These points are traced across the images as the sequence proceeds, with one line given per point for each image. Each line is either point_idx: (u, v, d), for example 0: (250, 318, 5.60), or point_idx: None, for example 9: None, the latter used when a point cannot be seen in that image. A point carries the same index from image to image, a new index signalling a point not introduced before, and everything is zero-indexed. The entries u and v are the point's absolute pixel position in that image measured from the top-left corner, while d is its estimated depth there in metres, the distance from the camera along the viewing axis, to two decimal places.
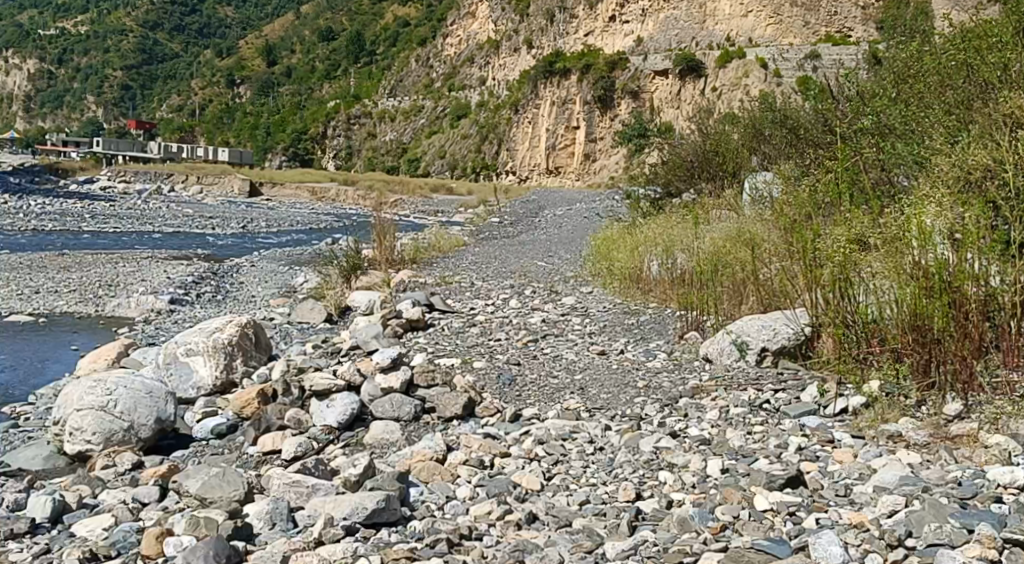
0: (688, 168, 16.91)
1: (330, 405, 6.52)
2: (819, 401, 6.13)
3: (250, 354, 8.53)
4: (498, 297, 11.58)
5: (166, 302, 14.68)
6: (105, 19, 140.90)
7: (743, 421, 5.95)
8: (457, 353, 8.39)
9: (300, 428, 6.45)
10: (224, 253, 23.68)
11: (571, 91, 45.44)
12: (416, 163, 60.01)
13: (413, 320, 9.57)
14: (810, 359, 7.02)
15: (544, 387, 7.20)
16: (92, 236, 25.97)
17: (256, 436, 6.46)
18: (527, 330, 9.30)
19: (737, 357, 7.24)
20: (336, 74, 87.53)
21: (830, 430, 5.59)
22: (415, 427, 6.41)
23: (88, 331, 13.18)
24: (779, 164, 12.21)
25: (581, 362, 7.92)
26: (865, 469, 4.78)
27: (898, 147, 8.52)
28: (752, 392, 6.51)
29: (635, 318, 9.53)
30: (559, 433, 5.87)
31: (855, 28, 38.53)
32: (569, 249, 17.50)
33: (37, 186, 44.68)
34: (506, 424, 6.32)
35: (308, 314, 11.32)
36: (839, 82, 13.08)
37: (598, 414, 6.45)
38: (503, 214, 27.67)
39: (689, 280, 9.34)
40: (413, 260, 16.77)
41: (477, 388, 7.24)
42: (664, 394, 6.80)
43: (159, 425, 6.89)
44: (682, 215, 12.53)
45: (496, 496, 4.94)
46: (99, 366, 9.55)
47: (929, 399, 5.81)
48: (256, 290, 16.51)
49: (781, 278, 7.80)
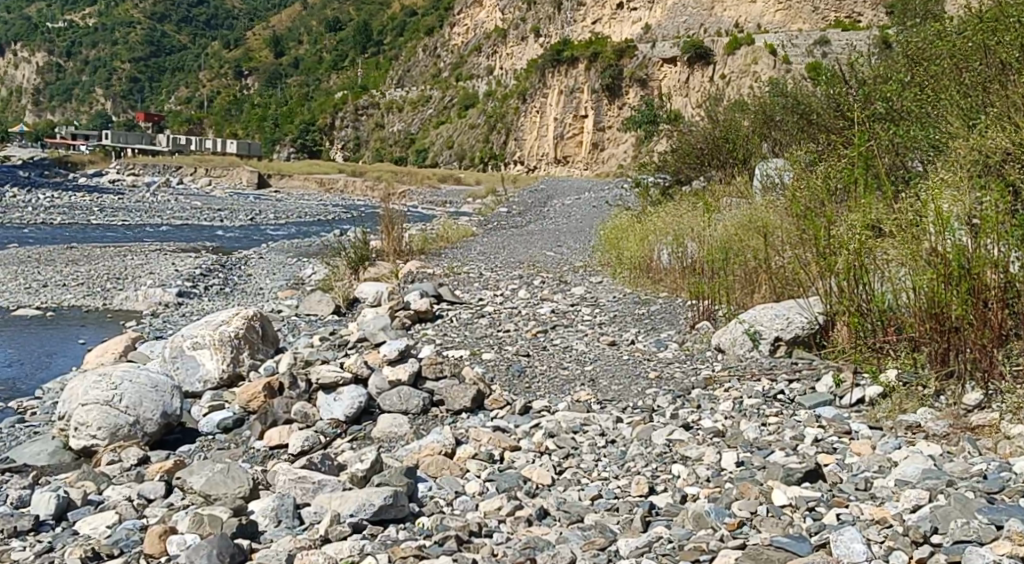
0: (697, 155, 16.74)
1: (337, 398, 6.44)
2: (835, 392, 6.00)
3: (257, 346, 8.45)
4: (507, 287, 11.47)
5: (174, 294, 14.62)
6: (113, 12, 140.98)
7: (757, 412, 5.84)
8: (466, 345, 8.29)
9: (307, 423, 6.37)
10: (233, 245, 23.63)
11: (578, 79, 45.22)
12: (424, 154, 59.89)
13: (421, 311, 9.49)
14: (824, 349, 6.90)
15: (554, 379, 7.09)
16: (100, 230, 25.91)
17: (262, 430, 6.39)
18: (536, 321, 9.20)
19: (750, 347, 7.11)
20: (343, 64, 87.37)
21: (847, 421, 5.47)
22: (423, 420, 6.33)
23: (96, 323, 13.14)
24: (791, 151, 12.07)
25: (591, 353, 7.81)
26: (885, 462, 4.67)
27: (912, 130, 8.38)
28: (765, 383, 6.39)
29: (645, 308, 9.42)
30: (569, 426, 5.77)
31: (864, 14, 37.54)
32: (578, 239, 17.40)
33: (46, 179, 44.67)
34: (516, 417, 6.21)
35: (316, 306, 11.23)
36: (850, 67, 12.93)
37: (609, 405, 6.35)
38: (512, 204, 27.56)
39: (700, 269, 9.22)
40: (421, 251, 16.66)
41: (486, 380, 7.14)
42: (676, 385, 6.69)
43: (165, 419, 6.83)
44: (691, 203, 12.41)
45: (507, 491, 4.85)
46: (106, 360, 9.49)
47: (947, 389, 5.68)
48: (264, 282, 16.43)
49: (794, 266, 7.68)
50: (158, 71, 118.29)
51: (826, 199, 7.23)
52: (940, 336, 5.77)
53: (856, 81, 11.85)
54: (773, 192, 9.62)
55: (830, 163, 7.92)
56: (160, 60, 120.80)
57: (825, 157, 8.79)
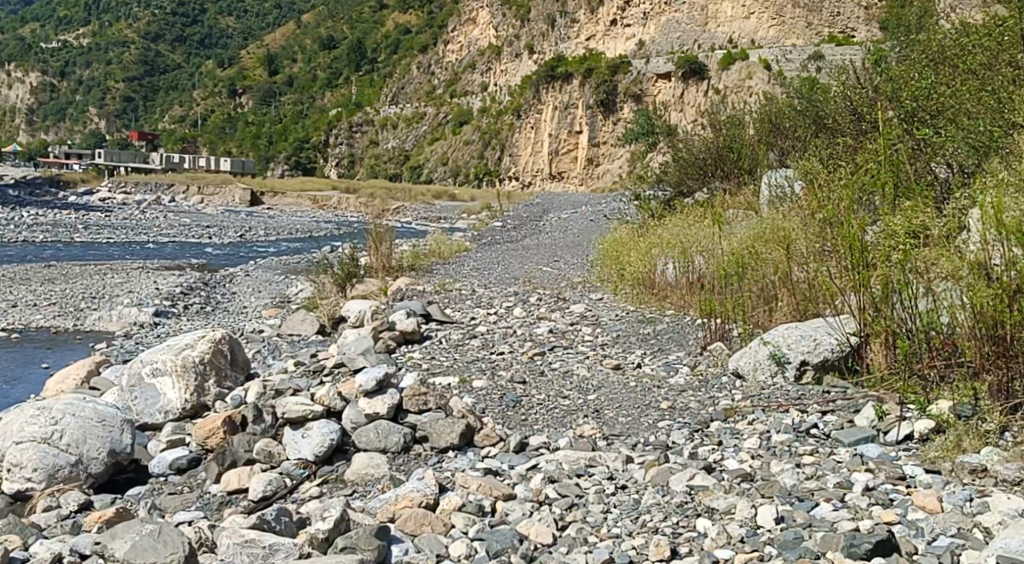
0: (700, 166, 15.73)
1: (305, 435, 5.66)
2: (878, 426, 5.22)
3: (224, 372, 7.63)
4: (500, 305, 10.67)
5: (151, 314, 13.83)
6: (107, 31, 139.83)
7: (790, 452, 5.03)
8: (455, 371, 7.47)
9: (271, 463, 5.58)
10: (220, 262, 22.90)
11: (573, 95, 44.57)
12: (418, 171, 59.23)
13: (407, 332, 8.73)
14: (858, 375, 6.14)
15: (553, 410, 6.28)
16: (81, 248, 25.11)
17: (219, 472, 5.61)
18: (533, 342, 8.42)
19: (771, 373, 6.39)
20: (337, 82, 86.52)
21: (898, 463, 4.68)
22: (404, 460, 5.53)
23: (64, 346, 12.34)
24: (801, 158, 11.32)
25: (595, 379, 7.00)
26: (966, 525, 3.93)
27: (945, 129, 7.63)
28: (795, 414, 5.61)
29: (651, 327, 8.64)
30: (572, 469, 4.97)
31: (859, 29, 37.82)
32: (575, 254, 16.62)
33: (34, 199, 44.02)
34: (511, 457, 5.42)
35: (298, 326, 10.46)
36: (866, 70, 12.20)
37: (617, 442, 5.57)
38: (506, 218, 26.86)
39: (710, 285, 8.46)
40: (411, 267, 15.89)
41: (478, 411, 6.33)
42: (692, 416, 5.90)
43: (112, 458, 6.03)
44: (697, 214, 11.65)
45: (499, 555, 4.11)
46: (66, 387, 8.73)
47: (1014, 425, 4.91)
48: (248, 300, 15.67)
49: (819, 278, 6.89)
50: (152, 90, 117.59)
51: (852, 205, 6.48)
52: (1003, 364, 4.99)
53: (872, 83, 11.09)
54: (784, 199, 8.85)
55: (855, 165, 7.16)
56: (154, 78, 119.92)
57: (846, 160, 8.02)
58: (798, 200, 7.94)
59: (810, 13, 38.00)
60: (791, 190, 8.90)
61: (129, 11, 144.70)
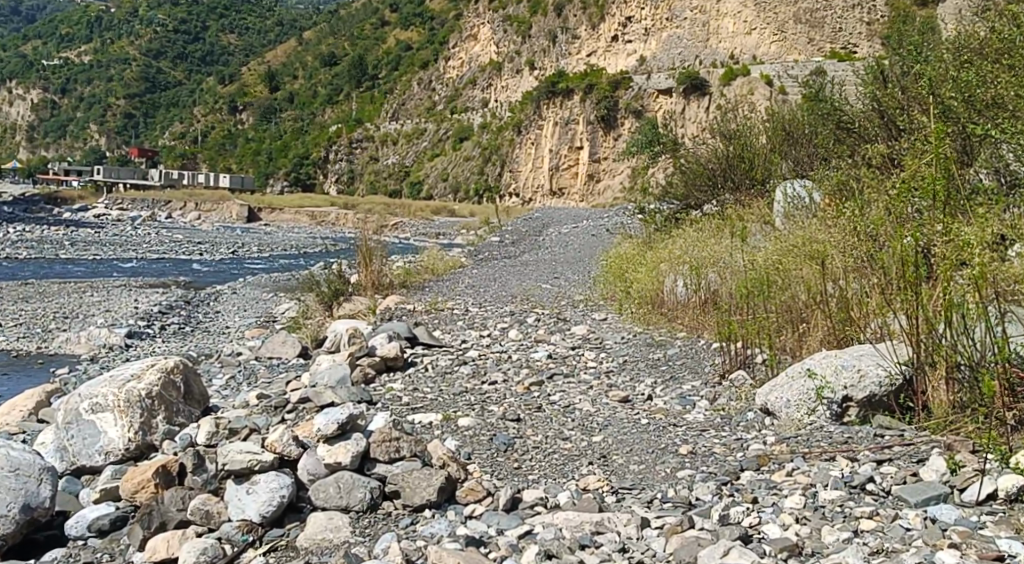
0: (708, 177, 14.71)
1: (251, 490, 4.70)
2: (951, 482, 4.23)
3: (175, 407, 6.59)
4: (495, 327, 9.66)
5: (122, 335, 12.87)
6: (108, 48, 138.45)
7: (844, 515, 4.06)
8: (439, 406, 6.49)
9: (208, 525, 4.64)
10: (207, 280, 21.87)
11: (573, 111, 43.77)
12: (418, 187, 58.36)
13: (389, 358, 7.77)
14: (913, 414, 5.19)
15: (551, 456, 5.30)
16: (65, 265, 24.19)
17: (146, 536, 4.64)
18: (530, 369, 7.47)
19: (810, 408, 5.37)
20: (338, 98, 85.26)
21: (990, 536, 3.74)
22: (370, 520, 4.60)
23: (22, 371, 11.36)
24: (822, 167, 10.30)
25: (602, 416, 6.01)
26: None
27: (993, 127, 6.73)
28: (843, 464, 4.65)
29: (662, 352, 7.68)
30: (575, 541, 4.02)
31: (861, 45, 35.62)
32: (578, 269, 15.74)
33: (29, 214, 43.15)
34: (500, 518, 4.45)
35: (279, 348, 9.49)
36: (890, 71, 11.26)
37: (628, 498, 4.60)
38: (506, 232, 26.01)
39: (728, 306, 7.47)
40: (403, 285, 14.95)
41: (462, 457, 5.37)
42: (718, 465, 4.91)
43: (27, 516, 4.90)
44: (707, 227, 10.66)
45: None
46: (9, 420, 7.69)
47: None
48: (230, 320, 14.72)
49: (864, 299, 5.88)
50: (153, 107, 116.45)
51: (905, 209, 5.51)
52: None
53: (898, 83, 10.15)
54: (808, 211, 7.90)
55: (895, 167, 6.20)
56: (155, 95, 118.87)
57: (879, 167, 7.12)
58: (828, 209, 6.96)
59: (811, 29, 36.57)
60: (812, 202, 7.97)
61: (132, 29, 143.92)
